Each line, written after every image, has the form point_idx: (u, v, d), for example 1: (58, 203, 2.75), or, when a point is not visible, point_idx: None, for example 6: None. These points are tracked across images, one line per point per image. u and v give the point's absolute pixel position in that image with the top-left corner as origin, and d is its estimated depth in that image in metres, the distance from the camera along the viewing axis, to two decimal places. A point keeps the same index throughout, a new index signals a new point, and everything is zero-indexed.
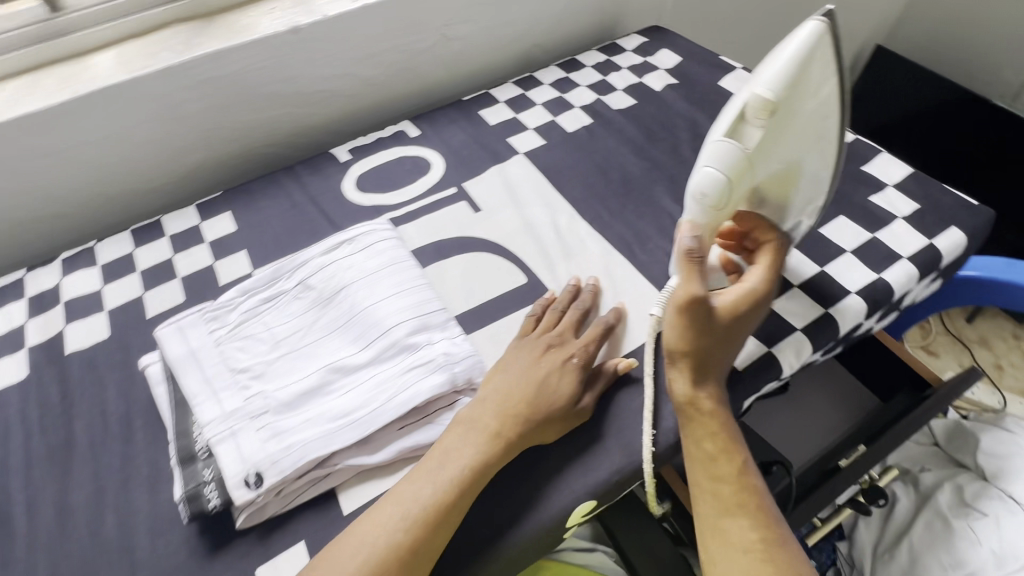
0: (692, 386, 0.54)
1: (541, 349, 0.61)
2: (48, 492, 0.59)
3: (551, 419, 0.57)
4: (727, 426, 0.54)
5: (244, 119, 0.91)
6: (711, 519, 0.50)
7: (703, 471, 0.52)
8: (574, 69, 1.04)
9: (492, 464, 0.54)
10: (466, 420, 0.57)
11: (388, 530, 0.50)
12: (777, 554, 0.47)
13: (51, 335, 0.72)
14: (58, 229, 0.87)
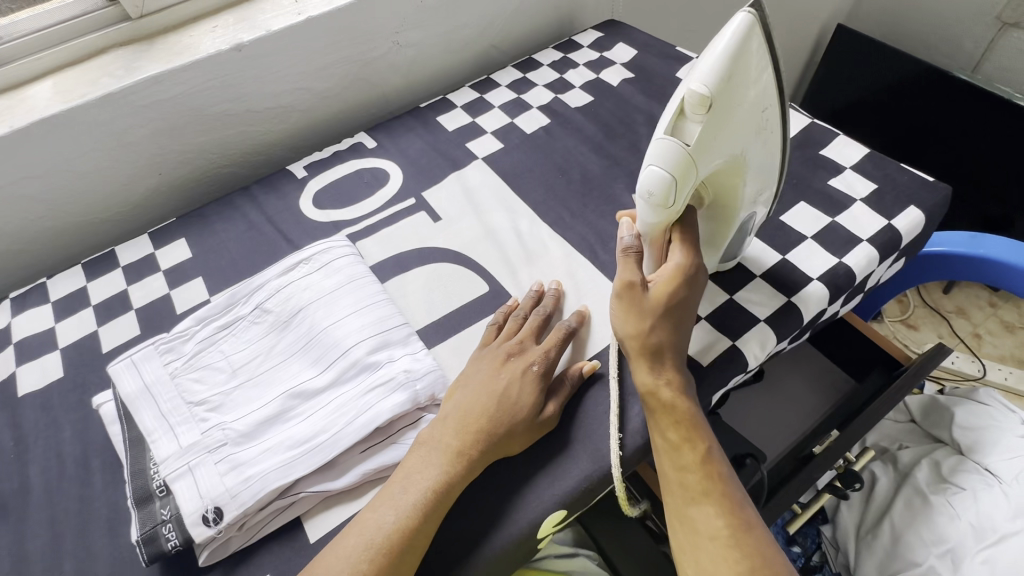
0: (649, 374, 0.55)
1: (502, 358, 0.60)
2: (3, 542, 0.57)
3: (515, 431, 0.56)
4: (691, 414, 0.53)
5: (194, 141, 0.89)
6: (678, 510, 0.50)
7: (669, 461, 0.52)
8: (531, 68, 1.03)
9: (459, 480, 0.54)
10: (428, 440, 0.56)
11: (351, 562, 0.49)
12: (743, 539, 0.47)
13: (3, 378, 0.70)
14: (8, 267, 0.85)
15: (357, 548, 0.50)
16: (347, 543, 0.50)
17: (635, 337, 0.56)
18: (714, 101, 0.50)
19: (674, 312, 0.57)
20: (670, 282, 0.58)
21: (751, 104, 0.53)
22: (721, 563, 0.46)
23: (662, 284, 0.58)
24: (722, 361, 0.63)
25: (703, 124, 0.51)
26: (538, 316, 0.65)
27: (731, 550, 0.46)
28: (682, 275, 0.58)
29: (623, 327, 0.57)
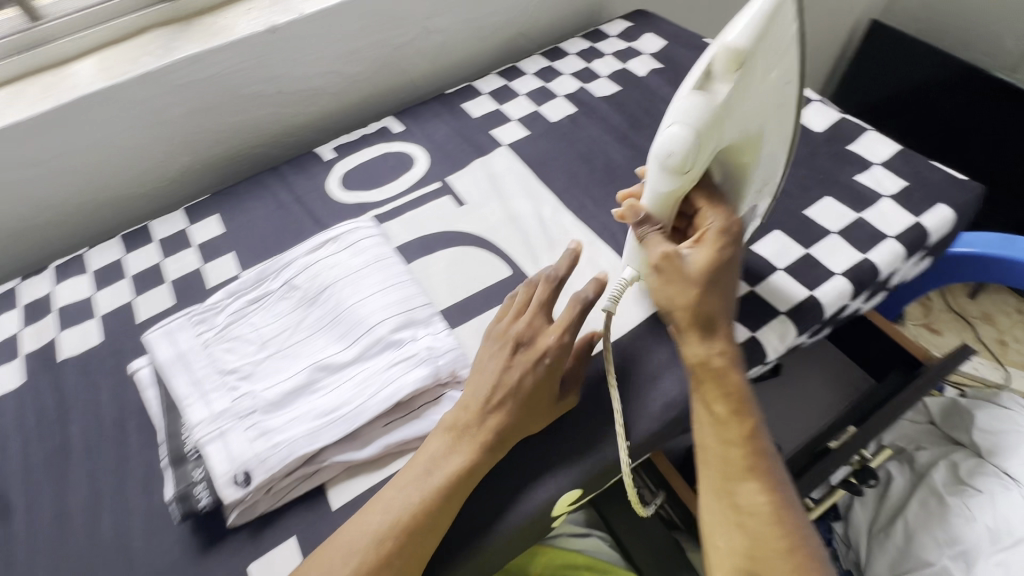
0: (697, 344, 0.51)
1: (510, 351, 0.58)
2: (45, 495, 0.60)
3: (532, 419, 0.57)
4: (738, 386, 0.50)
5: (227, 121, 0.91)
6: (720, 485, 0.47)
7: (710, 433, 0.49)
8: (558, 57, 1.03)
9: (478, 463, 0.54)
10: (449, 423, 0.57)
11: (375, 534, 0.51)
12: (786, 518, 0.45)
13: (45, 343, 0.73)
14: (50, 238, 0.88)
15: (377, 527, 0.51)
16: (366, 522, 0.52)
17: (681, 309, 0.52)
18: (743, 62, 0.50)
19: (722, 274, 0.53)
20: (714, 244, 0.54)
21: (776, 72, 0.53)
22: (761, 541, 0.44)
23: (703, 249, 0.54)
24: (743, 351, 0.63)
25: (728, 86, 0.51)
26: (547, 288, 0.62)
27: (774, 528, 0.45)
28: (723, 235, 0.55)
29: (667, 301, 0.53)
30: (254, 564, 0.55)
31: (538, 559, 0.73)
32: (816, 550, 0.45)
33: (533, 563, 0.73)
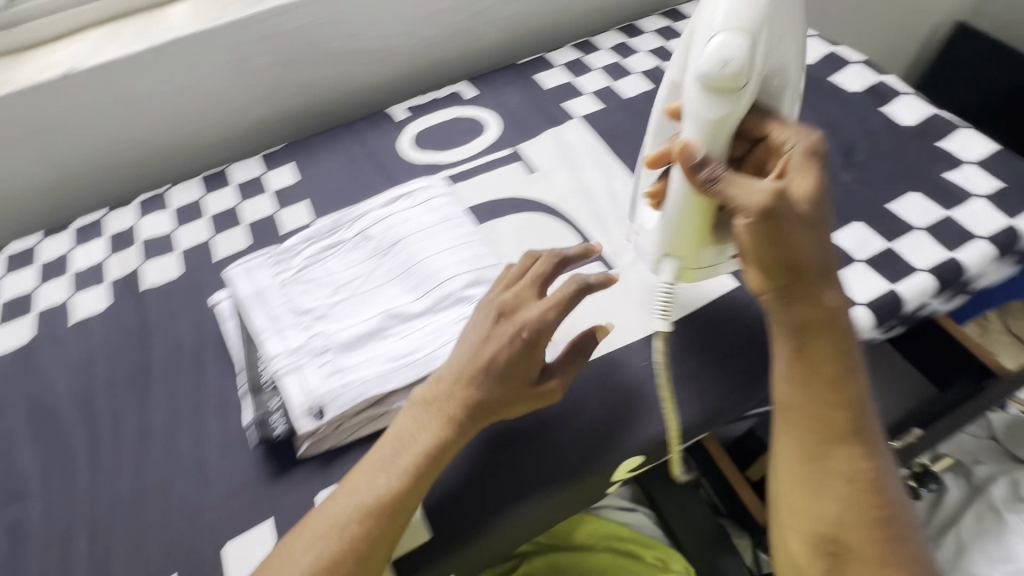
0: (809, 298, 0.46)
1: (492, 319, 0.54)
2: (129, 410, 0.64)
3: (509, 400, 0.53)
4: (847, 347, 0.47)
5: (307, 75, 0.93)
6: (820, 451, 0.47)
7: (809, 396, 0.47)
8: (636, 33, 1.02)
9: (447, 447, 0.51)
10: (422, 400, 0.53)
11: (343, 522, 0.48)
12: (882, 485, 0.46)
13: (130, 271, 0.77)
14: (133, 176, 0.92)
15: (341, 515, 0.49)
16: (328, 511, 0.50)
17: (794, 254, 0.45)
18: None
19: (826, 199, 0.48)
20: (804, 168, 0.48)
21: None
22: (858, 507, 0.46)
23: (798, 178, 0.48)
24: None
25: None
26: (547, 268, 0.58)
27: (869, 492, 0.46)
28: (809, 160, 0.49)
29: (784, 247, 0.45)
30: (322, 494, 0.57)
31: (583, 528, 0.73)
32: (904, 512, 0.47)
33: (578, 532, 0.73)
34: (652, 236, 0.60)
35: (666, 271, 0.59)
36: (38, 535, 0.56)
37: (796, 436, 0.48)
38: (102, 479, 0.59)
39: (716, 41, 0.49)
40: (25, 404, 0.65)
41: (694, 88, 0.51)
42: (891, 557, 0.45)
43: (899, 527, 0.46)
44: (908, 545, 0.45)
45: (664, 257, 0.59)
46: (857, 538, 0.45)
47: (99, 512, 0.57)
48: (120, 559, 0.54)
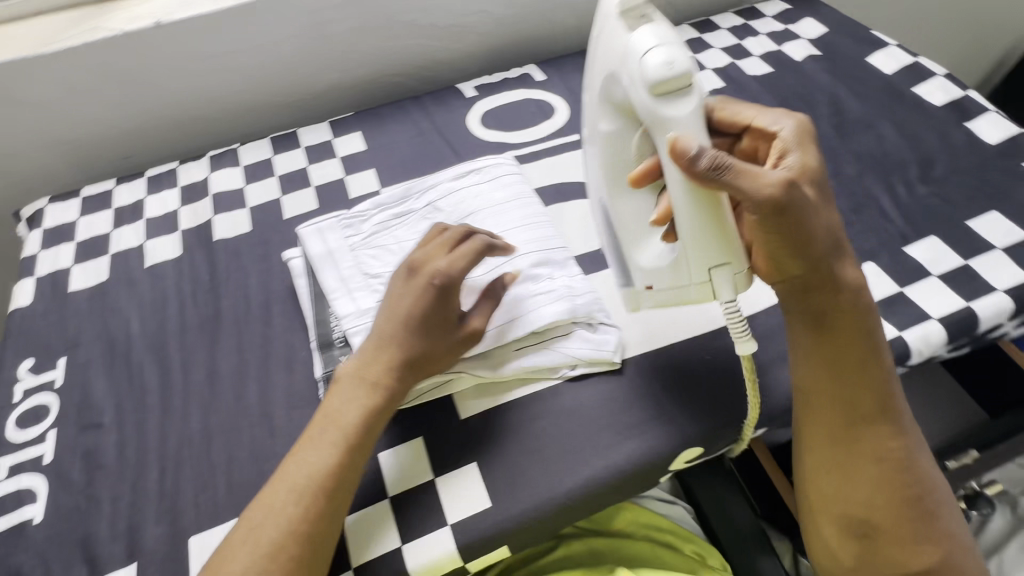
0: (834, 286, 0.51)
1: (405, 272, 0.57)
2: (200, 354, 0.66)
3: (435, 353, 0.56)
4: (871, 331, 0.53)
5: (380, 45, 0.94)
6: (844, 432, 0.52)
7: (835, 378, 0.53)
8: (709, 29, 1.01)
9: (387, 401, 0.55)
10: (346, 376, 0.56)
11: (280, 509, 0.50)
12: (909, 456, 0.52)
13: (200, 222, 0.79)
14: (203, 132, 0.93)
15: (303, 485, 0.51)
16: (288, 484, 0.51)
17: (816, 244, 0.49)
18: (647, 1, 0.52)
19: (825, 175, 0.53)
20: (801, 147, 0.53)
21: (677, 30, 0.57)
22: (885, 481, 0.51)
23: (797, 160, 0.52)
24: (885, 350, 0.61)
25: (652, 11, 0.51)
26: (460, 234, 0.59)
27: (897, 463, 0.52)
28: (802, 140, 0.54)
29: (801, 232, 0.48)
30: (384, 453, 0.58)
31: (623, 515, 0.72)
32: (930, 479, 0.53)
33: (618, 518, 0.72)
34: (672, 264, 0.52)
35: (726, 287, 0.51)
36: (112, 465, 0.59)
37: (823, 422, 0.53)
38: (172, 418, 0.61)
39: (650, 50, 0.48)
40: (100, 340, 0.68)
41: (647, 97, 0.48)
42: (914, 518, 0.51)
43: (924, 492, 0.52)
44: (931, 507, 0.52)
45: (717, 266, 0.50)
46: (885, 502, 0.51)
47: (169, 449, 0.59)
48: (188, 495, 0.56)
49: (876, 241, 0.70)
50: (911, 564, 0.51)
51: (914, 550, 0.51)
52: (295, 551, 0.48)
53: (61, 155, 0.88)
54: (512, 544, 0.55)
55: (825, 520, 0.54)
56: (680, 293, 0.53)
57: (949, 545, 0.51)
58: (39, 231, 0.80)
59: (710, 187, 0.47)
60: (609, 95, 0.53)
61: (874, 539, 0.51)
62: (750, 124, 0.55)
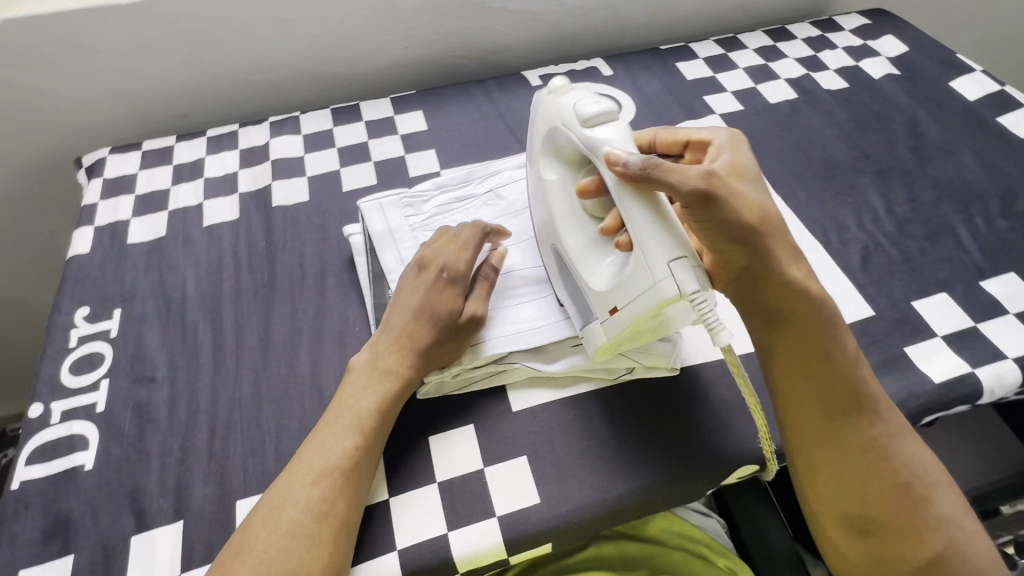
0: (780, 269, 0.51)
1: (416, 268, 0.60)
2: (254, 319, 0.66)
3: (443, 344, 0.57)
4: (829, 317, 0.52)
5: (449, 25, 0.92)
6: (822, 428, 0.51)
7: (804, 371, 0.52)
8: (784, 38, 0.98)
9: (402, 388, 0.55)
10: (360, 367, 0.56)
11: (299, 495, 0.49)
12: (892, 442, 0.50)
13: (260, 187, 0.79)
14: (264, 96, 0.93)
15: (319, 467, 0.50)
16: (305, 467, 0.50)
17: (753, 230, 0.50)
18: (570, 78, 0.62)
19: (755, 169, 0.55)
20: (733, 151, 0.57)
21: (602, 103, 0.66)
22: (877, 472, 0.50)
23: (730, 159, 0.55)
24: (959, 386, 0.59)
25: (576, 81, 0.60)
26: (473, 234, 0.63)
27: (882, 452, 0.50)
28: (731, 145, 0.57)
29: (734, 219, 0.50)
30: (435, 438, 0.58)
31: (659, 522, 0.69)
32: (922, 463, 0.50)
33: (653, 524, 0.69)
34: (630, 273, 0.50)
35: (686, 276, 0.46)
36: (163, 420, 0.59)
37: (804, 420, 0.52)
38: (223, 380, 0.61)
39: (579, 99, 0.55)
40: (156, 295, 0.68)
41: (581, 131, 0.53)
42: (910, 505, 0.49)
43: (916, 477, 0.50)
44: (926, 492, 0.49)
45: (675, 259, 0.46)
46: (878, 493, 0.49)
47: (219, 410, 0.59)
48: (236, 459, 0.56)
49: (951, 271, 0.68)
50: (917, 556, 0.48)
51: (918, 541, 0.48)
52: (316, 531, 0.47)
53: (124, 108, 0.88)
54: (556, 543, 0.54)
55: (828, 524, 0.51)
56: (644, 302, 0.48)
57: (952, 530, 0.49)
58: (98, 180, 0.80)
59: (645, 189, 0.49)
60: (549, 144, 0.59)
61: (877, 533, 0.49)
62: (689, 140, 0.59)
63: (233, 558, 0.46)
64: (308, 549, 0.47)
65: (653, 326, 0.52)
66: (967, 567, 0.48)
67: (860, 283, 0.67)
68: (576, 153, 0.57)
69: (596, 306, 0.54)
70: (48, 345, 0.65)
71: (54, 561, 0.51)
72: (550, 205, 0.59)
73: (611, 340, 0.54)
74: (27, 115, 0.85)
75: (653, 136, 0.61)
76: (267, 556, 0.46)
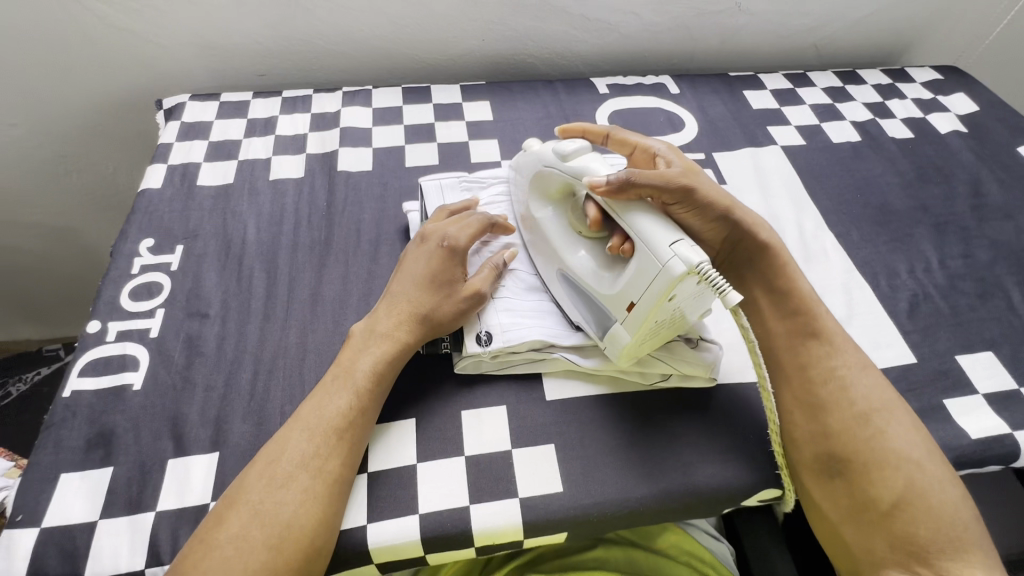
0: (754, 233, 0.61)
1: (418, 242, 0.64)
2: (306, 274, 0.68)
3: (442, 310, 0.58)
4: (786, 257, 0.61)
5: (527, 24, 0.94)
6: (798, 375, 0.56)
7: (788, 327, 0.59)
8: (854, 82, 0.99)
9: (398, 354, 0.57)
10: (360, 333, 0.58)
11: (293, 450, 0.50)
12: (850, 373, 0.55)
13: (327, 151, 0.81)
14: (339, 68, 0.96)
15: (315, 423, 0.51)
16: (302, 424, 0.51)
17: (727, 210, 0.59)
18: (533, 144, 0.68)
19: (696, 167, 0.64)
20: (674, 153, 0.64)
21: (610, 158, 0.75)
22: (838, 403, 0.54)
23: (676, 157, 0.63)
24: (999, 447, 0.58)
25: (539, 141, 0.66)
26: (481, 221, 0.64)
27: (841, 380, 0.55)
28: (668, 149, 0.64)
29: (715, 203, 0.58)
30: (467, 413, 0.59)
31: (668, 535, 0.68)
32: (881, 400, 0.54)
33: (661, 537, 0.68)
34: (637, 267, 0.52)
35: (688, 252, 0.48)
36: (210, 355, 0.61)
37: (778, 367, 0.58)
38: (271, 326, 0.63)
39: (553, 146, 0.60)
40: (217, 238, 0.71)
41: (563, 170, 0.59)
42: (868, 438, 0.52)
43: (875, 410, 0.53)
44: (885, 427, 0.52)
45: (675, 241, 0.49)
46: (839, 425, 0.53)
47: (264, 354, 0.61)
48: (275, 403, 0.58)
49: (999, 332, 0.68)
50: (879, 498, 0.50)
51: (879, 481, 0.50)
52: (310, 484, 0.48)
53: (207, 60, 0.91)
54: (572, 533, 0.54)
55: (801, 466, 0.54)
56: (656, 287, 0.50)
57: (912, 471, 0.50)
58: (176, 122, 0.83)
59: (634, 197, 0.53)
60: (538, 186, 0.64)
61: (844, 472, 0.52)
62: (636, 147, 0.66)
63: (227, 509, 0.47)
64: (301, 504, 0.47)
65: (670, 318, 0.54)
66: (928, 504, 0.49)
67: (905, 329, 0.67)
68: (562, 187, 0.61)
69: (613, 308, 0.56)
70: (112, 269, 0.68)
71: (94, 470, 0.53)
72: (549, 239, 0.63)
73: (636, 337, 0.54)
74: (115, 52, 0.88)
75: (608, 132, 0.66)
76: (261, 507, 0.47)
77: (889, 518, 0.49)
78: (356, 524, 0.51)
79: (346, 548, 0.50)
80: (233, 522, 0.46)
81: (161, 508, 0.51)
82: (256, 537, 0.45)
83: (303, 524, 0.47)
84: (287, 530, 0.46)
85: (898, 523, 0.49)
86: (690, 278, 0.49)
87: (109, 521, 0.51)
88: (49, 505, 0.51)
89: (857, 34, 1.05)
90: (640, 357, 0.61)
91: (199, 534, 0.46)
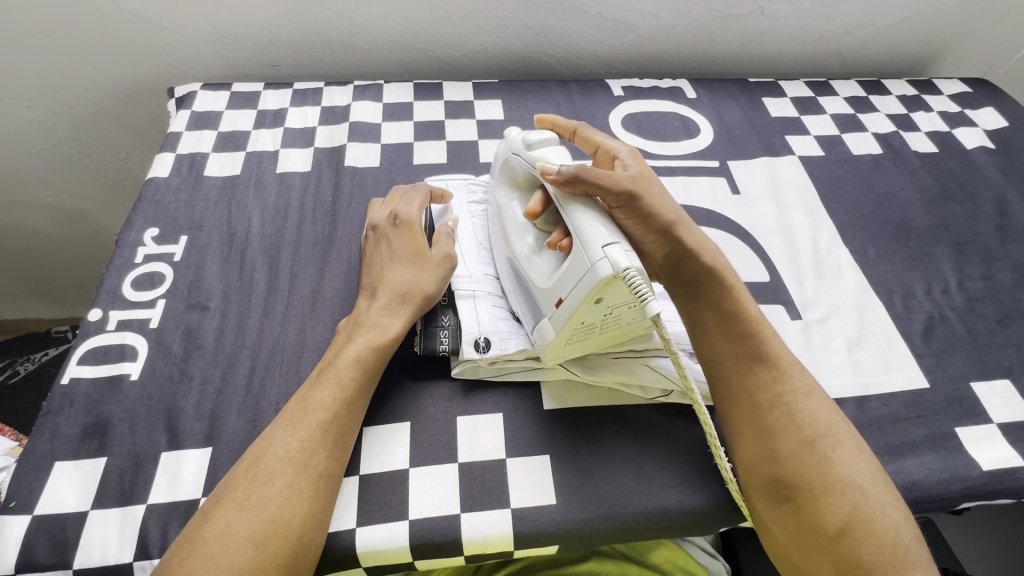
0: (702, 254, 0.56)
1: (370, 236, 0.63)
2: (307, 269, 0.67)
3: (424, 284, 0.59)
4: (732, 280, 0.57)
5: (544, 21, 0.92)
6: (740, 393, 0.53)
7: (736, 347, 0.54)
8: (878, 92, 0.96)
9: (386, 346, 0.56)
10: (348, 326, 0.58)
11: (275, 449, 0.49)
12: (797, 400, 0.52)
13: (335, 145, 0.81)
14: (352, 61, 0.95)
15: (299, 418, 0.51)
16: (281, 425, 0.51)
17: (673, 226, 0.55)
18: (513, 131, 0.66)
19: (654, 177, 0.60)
20: (637, 157, 0.59)
21: None
22: (779, 426, 0.51)
23: (636, 162, 0.58)
24: (1011, 481, 0.56)
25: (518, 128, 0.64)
26: (422, 193, 0.65)
27: (787, 407, 0.52)
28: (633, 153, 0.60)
29: (660, 215, 0.55)
30: (463, 419, 0.58)
31: (662, 551, 0.66)
32: (827, 424, 0.51)
33: (656, 551, 0.66)
34: (570, 265, 0.51)
35: (619, 255, 0.47)
36: (209, 348, 0.61)
37: (721, 380, 0.54)
38: (270, 322, 0.63)
39: (525, 134, 0.59)
40: (221, 230, 0.71)
41: (527, 159, 0.58)
42: (815, 463, 0.49)
43: (820, 435, 0.50)
44: (830, 454, 0.49)
45: (608, 244, 0.48)
46: (787, 451, 0.50)
47: (262, 350, 0.61)
48: (270, 400, 0.58)
49: (1018, 359, 0.65)
50: (826, 524, 0.47)
51: (826, 505, 0.47)
52: (295, 479, 0.48)
53: (219, 48, 0.91)
54: (561, 546, 0.53)
55: (752, 491, 0.51)
56: (583, 286, 0.49)
57: (857, 497, 0.48)
58: (187, 111, 0.83)
59: (580, 192, 0.53)
60: (505, 173, 0.62)
61: (792, 498, 0.48)
62: (599, 148, 0.62)
63: (213, 506, 0.47)
64: (287, 497, 0.47)
65: (598, 322, 0.53)
66: (874, 532, 0.46)
67: (918, 352, 0.65)
68: (527, 178, 0.60)
69: (544, 303, 0.55)
70: (116, 258, 0.67)
71: (88, 459, 0.53)
72: (505, 227, 0.62)
73: (561, 337, 0.53)
74: (129, 39, 0.88)
75: (575, 128, 0.63)
76: (247, 502, 0.46)
77: (835, 543, 0.46)
78: (344, 527, 0.51)
79: (329, 551, 0.50)
80: (219, 519, 0.45)
81: (152, 501, 0.51)
82: (242, 531, 0.45)
83: (291, 519, 0.46)
84: (274, 524, 0.46)
85: (844, 548, 0.46)
86: (617, 282, 0.48)
87: (101, 512, 0.51)
88: (42, 493, 0.51)
89: (884, 42, 1.02)
90: (640, 368, 0.59)
91: (189, 531, 0.46)
